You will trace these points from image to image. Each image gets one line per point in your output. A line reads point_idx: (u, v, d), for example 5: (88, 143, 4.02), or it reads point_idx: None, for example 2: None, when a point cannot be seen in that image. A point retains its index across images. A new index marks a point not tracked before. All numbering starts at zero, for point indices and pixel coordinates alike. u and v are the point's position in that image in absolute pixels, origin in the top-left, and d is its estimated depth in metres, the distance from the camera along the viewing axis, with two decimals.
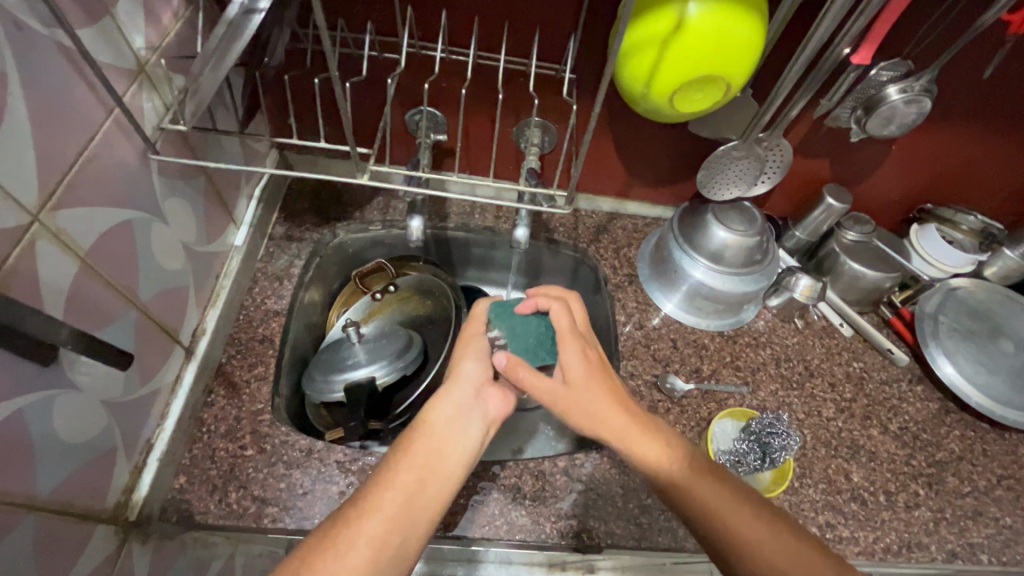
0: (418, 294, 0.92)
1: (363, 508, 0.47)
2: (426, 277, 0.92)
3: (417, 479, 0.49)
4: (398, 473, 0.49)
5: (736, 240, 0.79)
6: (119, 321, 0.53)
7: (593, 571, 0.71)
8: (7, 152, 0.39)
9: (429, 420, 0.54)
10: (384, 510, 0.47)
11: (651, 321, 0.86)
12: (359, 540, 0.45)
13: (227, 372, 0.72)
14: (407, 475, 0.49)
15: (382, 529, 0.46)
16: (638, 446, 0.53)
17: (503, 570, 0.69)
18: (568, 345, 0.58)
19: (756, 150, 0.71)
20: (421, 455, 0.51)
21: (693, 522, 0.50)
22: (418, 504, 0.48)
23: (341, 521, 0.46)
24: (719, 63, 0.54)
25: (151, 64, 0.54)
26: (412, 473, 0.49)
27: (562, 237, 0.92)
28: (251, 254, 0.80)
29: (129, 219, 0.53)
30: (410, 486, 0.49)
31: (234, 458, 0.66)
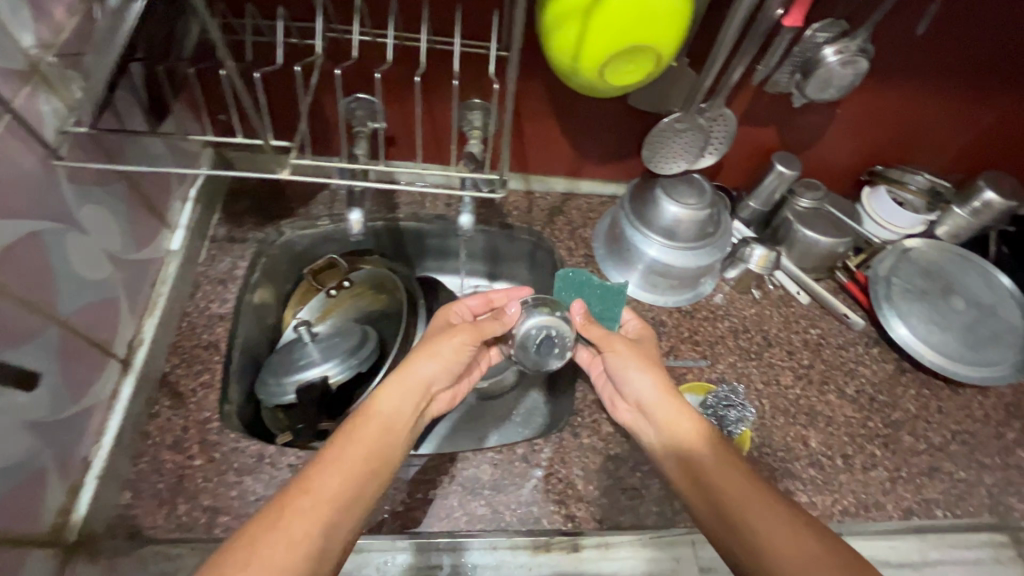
0: (373, 289, 0.89)
1: (302, 498, 0.48)
2: (379, 271, 0.89)
3: (357, 471, 0.51)
4: (342, 465, 0.51)
5: (685, 215, 0.79)
6: (36, 339, 0.51)
7: (580, 551, 0.65)
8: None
9: (371, 415, 0.56)
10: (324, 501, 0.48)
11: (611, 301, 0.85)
12: (303, 519, 0.46)
13: (172, 382, 0.69)
14: (349, 465, 0.51)
15: (331, 512, 0.48)
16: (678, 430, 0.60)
17: (487, 556, 0.64)
18: (617, 350, 0.67)
19: (698, 121, 0.70)
20: (362, 448, 0.53)
21: (714, 502, 0.54)
22: (364, 485, 0.51)
23: (286, 505, 0.47)
24: (645, 31, 0.52)
25: (45, 62, 0.50)
26: (345, 463, 0.51)
27: (516, 222, 0.91)
28: (191, 259, 0.78)
29: (36, 231, 0.50)
30: (356, 472, 0.51)
31: (182, 469, 0.64)
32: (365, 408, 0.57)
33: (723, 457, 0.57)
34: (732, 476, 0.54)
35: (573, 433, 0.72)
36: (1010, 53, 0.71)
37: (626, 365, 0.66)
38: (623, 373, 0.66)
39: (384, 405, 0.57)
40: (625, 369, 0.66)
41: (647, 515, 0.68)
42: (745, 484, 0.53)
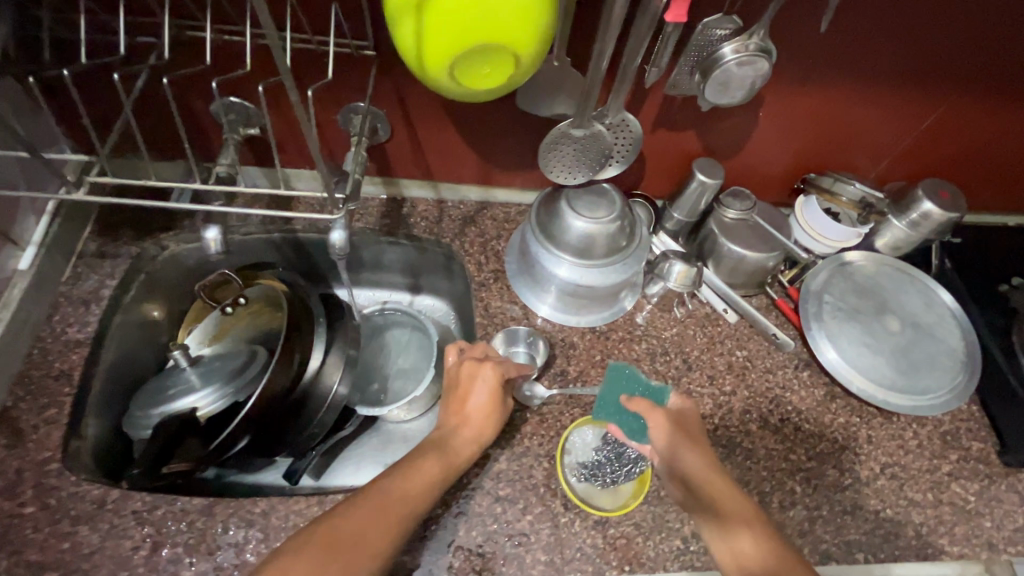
0: (269, 307, 0.80)
1: (377, 513, 0.51)
2: (275, 289, 0.80)
3: (423, 497, 0.55)
4: (422, 475, 0.56)
5: (591, 230, 0.72)
6: None
7: None
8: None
9: (445, 452, 0.60)
10: (392, 514, 0.51)
11: (522, 321, 0.78)
12: (376, 516, 0.51)
13: (13, 418, 0.63)
14: (419, 487, 0.55)
15: (399, 519, 0.52)
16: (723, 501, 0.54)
17: None
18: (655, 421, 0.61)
19: (594, 129, 0.63)
20: (430, 482, 0.56)
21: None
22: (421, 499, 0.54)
23: (377, 500, 0.52)
24: (492, 31, 0.45)
25: None
26: (413, 486, 0.55)
27: (424, 233, 0.84)
28: (49, 278, 0.71)
29: None
30: (429, 482, 0.56)
31: (10, 518, 0.58)
32: (443, 443, 0.61)
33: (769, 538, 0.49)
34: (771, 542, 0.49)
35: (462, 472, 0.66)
36: (944, 56, 0.64)
37: (666, 440, 0.59)
38: (661, 445, 0.60)
39: (454, 444, 0.61)
40: (665, 446, 0.59)
41: (534, 565, 0.61)
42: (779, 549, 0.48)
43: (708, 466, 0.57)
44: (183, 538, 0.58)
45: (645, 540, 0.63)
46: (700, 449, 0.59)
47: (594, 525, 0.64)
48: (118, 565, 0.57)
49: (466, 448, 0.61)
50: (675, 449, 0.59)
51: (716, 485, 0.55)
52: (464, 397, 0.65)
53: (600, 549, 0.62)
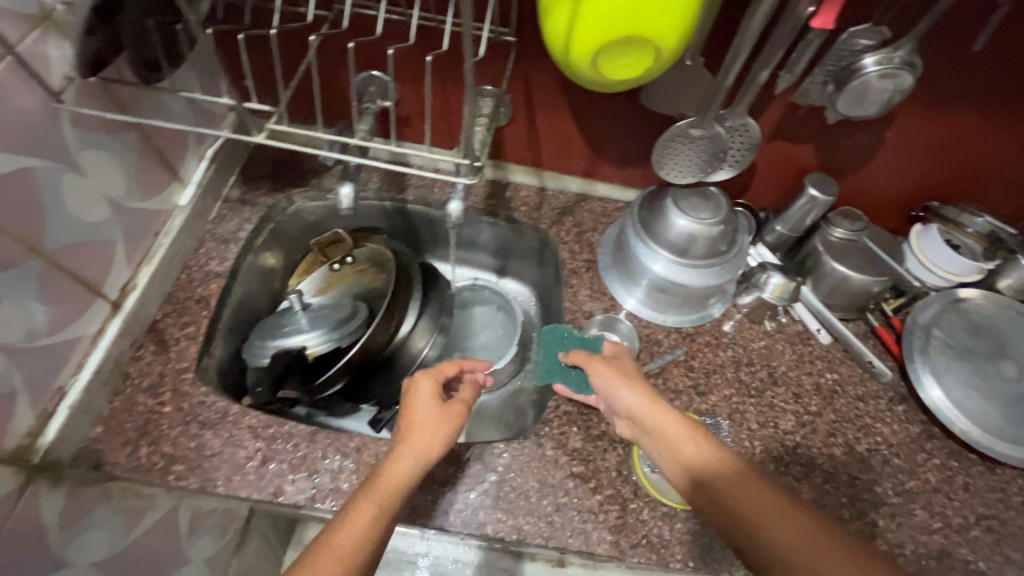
0: (374, 267, 0.89)
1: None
2: (381, 251, 0.88)
3: (373, 530, 0.50)
4: (354, 520, 0.50)
5: (697, 230, 0.72)
6: (19, 269, 0.54)
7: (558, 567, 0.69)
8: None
9: (377, 487, 0.54)
10: (346, 556, 0.47)
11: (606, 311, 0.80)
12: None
13: (160, 330, 0.72)
14: (360, 526, 0.50)
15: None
16: (683, 447, 0.58)
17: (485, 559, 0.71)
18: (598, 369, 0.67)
19: (714, 128, 0.64)
20: (378, 516, 0.51)
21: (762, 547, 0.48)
22: (355, 546, 0.48)
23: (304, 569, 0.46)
24: (641, 20, 0.47)
25: (58, 10, 0.53)
26: (359, 521, 0.50)
27: (523, 217, 0.88)
28: (200, 214, 0.81)
29: (27, 165, 0.53)
30: (365, 523, 0.50)
31: (151, 413, 0.67)
32: (375, 478, 0.55)
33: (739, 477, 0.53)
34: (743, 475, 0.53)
35: (537, 444, 0.69)
36: None
37: (611, 381, 0.65)
38: (608, 391, 0.66)
39: (387, 472, 0.55)
40: (614, 390, 0.65)
41: (599, 543, 0.63)
42: (758, 483, 0.52)
43: (650, 401, 0.62)
44: (288, 456, 0.65)
45: (714, 541, 0.63)
46: (638, 388, 0.64)
47: (661, 516, 0.65)
48: (234, 469, 0.64)
49: (403, 481, 0.55)
50: (622, 391, 0.64)
51: (658, 419, 0.60)
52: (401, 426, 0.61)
53: (666, 541, 0.63)
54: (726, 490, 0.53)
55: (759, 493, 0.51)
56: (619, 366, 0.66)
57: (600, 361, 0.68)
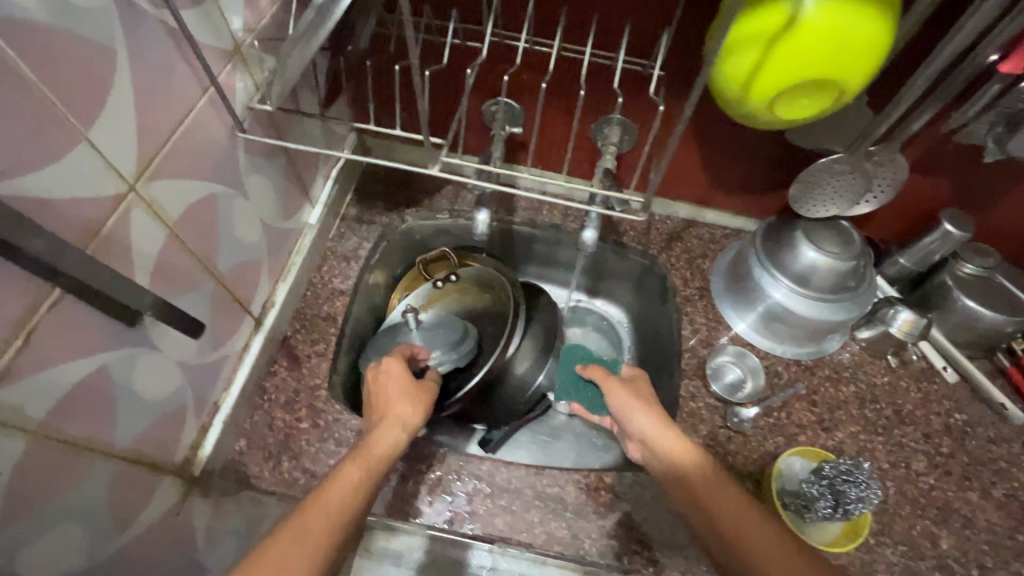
0: (477, 287, 0.87)
1: (297, 532, 0.48)
2: (487, 272, 0.88)
3: (360, 491, 0.54)
4: (343, 483, 0.54)
5: (827, 262, 0.72)
6: (198, 290, 0.56)
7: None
8: (106, 110, 0.41)
9: (365, 452, 0.58)
10: (335, 515, 0.51)
11: (718, 339, 0.79)
12: (303, 542, 0.47)
13: (292, 346, 0.75)
14: (349, 489, 0.54)
15: (326, 541, 0.49)
16: (668, 446, 0.60)
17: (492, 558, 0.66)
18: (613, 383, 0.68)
19: (863, 165, 0.63)
20: (362, 477, 0.56)
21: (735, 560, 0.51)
22: (338, 506, 0.52)
23: (294, 527, 0.48)
24: (834, 65, 0.48)
25: (247, 44, 0.55)
26: (348, 485, 0.54)
27: (632, 242, 0.88)
28: (323, 233, 0.83)
29: (213, 193, 0.56)
30: (350, 487, 0.54)
31: (290, 429, 0.69)
32: (364, 447, 0.59)
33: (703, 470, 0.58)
34: (712, 474, 0.57)
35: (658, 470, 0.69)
36: None
37: (623, 404, 0.65)
38: (624, 411, 0.65)
39: (376, 443, 0.60)
40: (628, 411, 0.64)
41: None
42: (737, 498, 0.54)
43: (663, 427, 0.62)
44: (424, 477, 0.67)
45: None
46: (645, 412, 0.63)
47: None
48: (374, 488, 0.66)
49: (388, 450, 0.60)
50: (621, 399, 0.65)
51: (663, 439, 0.61)
52: (386, 397, 0.65)
53: None
54: (703, 490, 0.56)
55: (727, 492, 0.55)
56: (634, 387, 0.66)
57: (618, 380, 0.67)
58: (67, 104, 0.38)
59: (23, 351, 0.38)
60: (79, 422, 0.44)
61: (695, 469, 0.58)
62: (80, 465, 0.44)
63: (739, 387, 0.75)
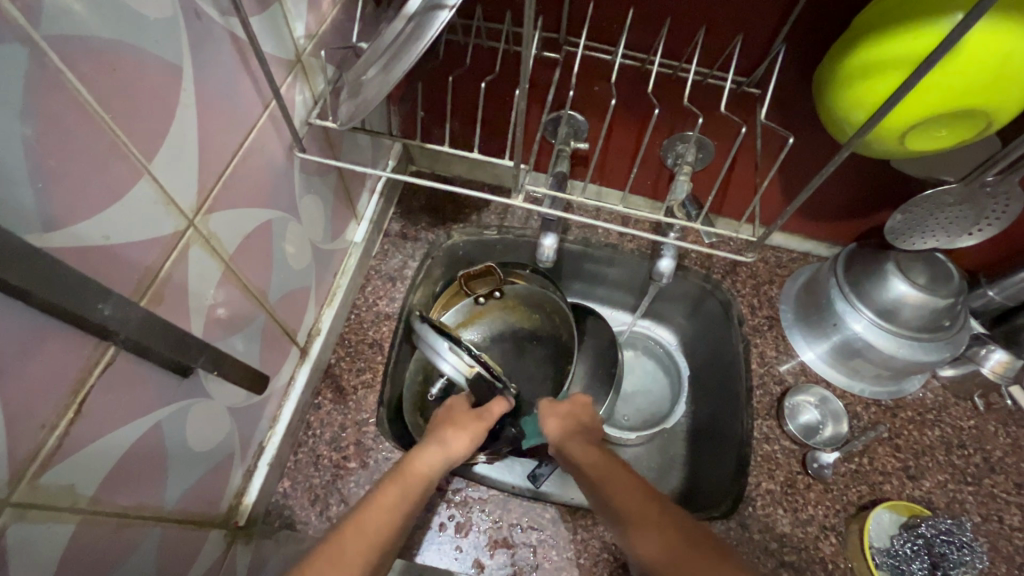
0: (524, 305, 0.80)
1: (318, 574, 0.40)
2: (536, 292, 0.79)
3: (392, 527, 0.46)
4: (373, 518, 0.46)
5: (918, 297, 0.66)
6: (250, 325, 0.51)
7: None
8: (169, 136, 0.35)
9: (407, 471, 0.52)
10: (360, 554, 0.43)
11: (780, 367, 0.74)
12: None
13: (336, 375, 0.69)
14: (388, 514, 0.47)
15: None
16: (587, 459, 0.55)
17: None
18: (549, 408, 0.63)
19: (978, 198, 0.58)
20: (402, 498, 0.49)
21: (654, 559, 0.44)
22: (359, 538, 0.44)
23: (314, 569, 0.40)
24: (986, 95, 0.42)
25: (308, 53, 0.49)
26: (403, 490, 0.50)
27: (694, 264, 0.81)
28: (367, 251, 0.77)
29: (268, 219, 0.50)
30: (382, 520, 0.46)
31: (337, 469, 0.64)
32: (401, 467, 0.52)
33: (607, 462, 0.53)
34: (592, 452, 0.55)
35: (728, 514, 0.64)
36: None
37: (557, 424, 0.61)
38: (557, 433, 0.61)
39: (419, 460, 0.53)
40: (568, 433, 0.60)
41: None
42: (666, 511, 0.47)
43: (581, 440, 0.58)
44: (485, 525, 0.62)
45: None
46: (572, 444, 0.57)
47: None
48: (430, 536, 0.62)
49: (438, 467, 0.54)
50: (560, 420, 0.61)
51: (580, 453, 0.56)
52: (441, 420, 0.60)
53: None
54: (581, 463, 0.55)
55: (624, 474, 0.51)
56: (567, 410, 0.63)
57: (554, 415, 0.62)
58: (128, 132, 0.32)
59: (77, 423, 0.32)
60: (129, 493, 0.39)
61: (595, 461, 0.54)
62: (131, 536, 0.39)
63: (823, 433, 0.70)
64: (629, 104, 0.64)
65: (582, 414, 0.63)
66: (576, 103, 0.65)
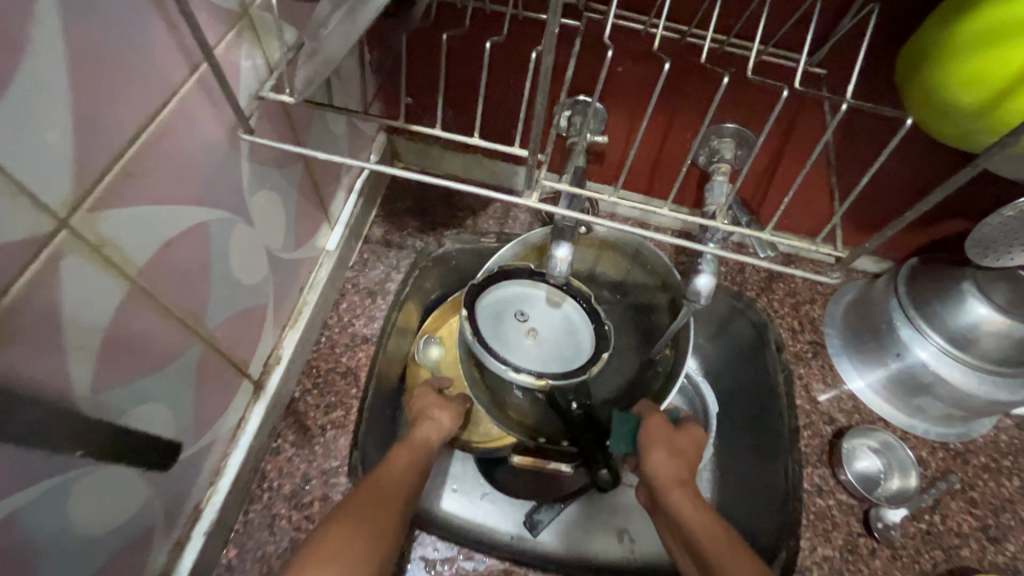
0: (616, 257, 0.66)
1: None
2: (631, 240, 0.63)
3: None
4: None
5: (1000, 323, 0.55)
6: (176, 361, 0.38)
7: None
8: (13, 94, 0.23)
9: (379, 482, 0.46)
10: None
11: (816, 397, 0.64)
12: None
13: (300, 413, 0.57)
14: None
15: None
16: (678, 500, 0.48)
17: None
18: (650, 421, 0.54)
19: None
20: (410, 466, 0.49)
21: None
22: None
23: None
24: None
25: (258, 5, 0.38)
26: (383, 496, 0.45)
27: (724, 280, 0.70)
28: (343, 261, 0.65)
29: (203, 220, 0.38)
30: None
31: (297, 532, 0.51)
32: (372, 475, 0.47)
33: (726, 543, 0.44)
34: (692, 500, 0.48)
35: None
36: None
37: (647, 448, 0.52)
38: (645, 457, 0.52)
39: (385, 472, 0.47)
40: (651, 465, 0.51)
41: None
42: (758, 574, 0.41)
43: (672, 476, 0.50)
44: None
45: None
46: (675, 490, 0.49)
47: None
48: None
49: (440, 436, 0.54)
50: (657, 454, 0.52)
51: (673, 496, 0.49)
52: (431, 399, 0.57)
53: None
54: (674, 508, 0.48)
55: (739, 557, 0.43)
56: (666, 431, 0.53)
57: (662, 446, 0.52)
58: None
59: None
60: None
61: (707, 534, 0.45)
62: None
63: (888, 491, 0.58)
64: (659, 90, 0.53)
65: (690, 454, 0.53)
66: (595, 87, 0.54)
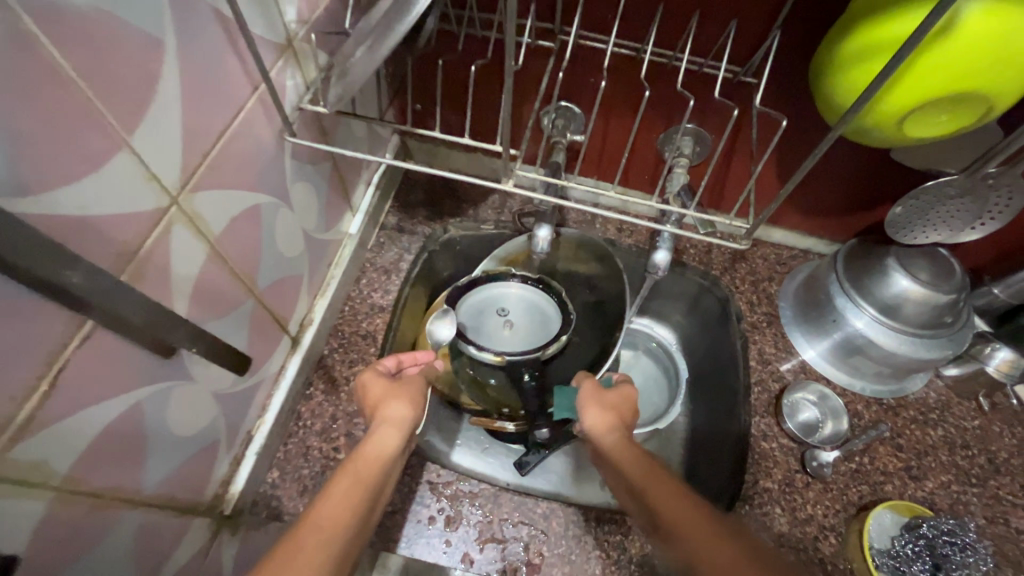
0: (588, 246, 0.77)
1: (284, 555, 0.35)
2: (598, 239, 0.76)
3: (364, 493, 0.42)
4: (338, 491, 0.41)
5: (921, 292, 0.64)
6: (237, 310, 0.50)
7: None
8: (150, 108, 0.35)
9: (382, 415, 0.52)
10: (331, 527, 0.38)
11: (784, 366, 0.73)
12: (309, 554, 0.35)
13: (328, 366, 0.69)
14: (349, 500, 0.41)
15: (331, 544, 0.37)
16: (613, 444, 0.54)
17: None
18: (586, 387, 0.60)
19: (981, 189, 0.57)
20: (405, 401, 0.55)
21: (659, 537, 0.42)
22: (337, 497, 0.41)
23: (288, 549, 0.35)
24: (985, 81, 0.41)
25: (300, 38, 0.49)
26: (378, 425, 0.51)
27: (692, 260, 0.80)
28: (362, 243, 0.77)
29: (257, 203, 0.50)
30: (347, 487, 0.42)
31: (326, 460, 0.63)
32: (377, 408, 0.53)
33: (648, 464, 0.49)
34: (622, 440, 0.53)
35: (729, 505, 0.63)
36: None
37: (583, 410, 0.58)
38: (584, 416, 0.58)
39: (379, 434, 0.48)
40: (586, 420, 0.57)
41: None
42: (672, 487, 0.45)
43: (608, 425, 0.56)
44: (474, 519, 0.64)
45: None
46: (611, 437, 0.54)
47: None
48: (418, 530, 0.63)
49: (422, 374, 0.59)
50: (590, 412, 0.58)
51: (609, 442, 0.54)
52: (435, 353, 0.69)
53: None
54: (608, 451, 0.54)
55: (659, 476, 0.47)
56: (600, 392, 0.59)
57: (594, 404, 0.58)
58: (109, 103, 0.32)
59: (50, 397, 0.32)
60: (107, 471, 0.38)
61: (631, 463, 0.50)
62: (108, 518, 0.38)
63: (824, 437, 0.69)
64: (623, 97, 0.64)
65: (624, 408, 0.59)
66: (571, 95, 0.65)
